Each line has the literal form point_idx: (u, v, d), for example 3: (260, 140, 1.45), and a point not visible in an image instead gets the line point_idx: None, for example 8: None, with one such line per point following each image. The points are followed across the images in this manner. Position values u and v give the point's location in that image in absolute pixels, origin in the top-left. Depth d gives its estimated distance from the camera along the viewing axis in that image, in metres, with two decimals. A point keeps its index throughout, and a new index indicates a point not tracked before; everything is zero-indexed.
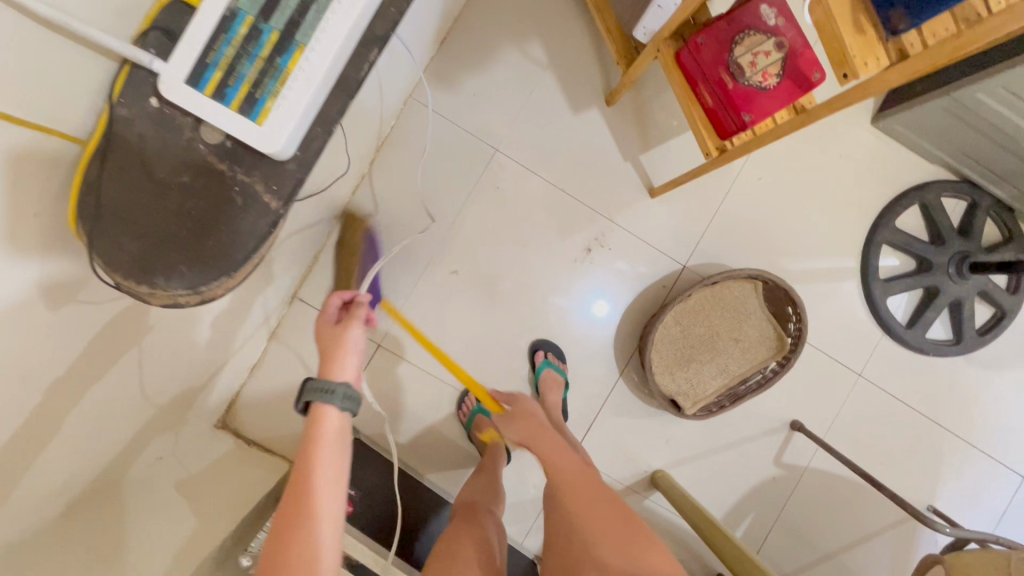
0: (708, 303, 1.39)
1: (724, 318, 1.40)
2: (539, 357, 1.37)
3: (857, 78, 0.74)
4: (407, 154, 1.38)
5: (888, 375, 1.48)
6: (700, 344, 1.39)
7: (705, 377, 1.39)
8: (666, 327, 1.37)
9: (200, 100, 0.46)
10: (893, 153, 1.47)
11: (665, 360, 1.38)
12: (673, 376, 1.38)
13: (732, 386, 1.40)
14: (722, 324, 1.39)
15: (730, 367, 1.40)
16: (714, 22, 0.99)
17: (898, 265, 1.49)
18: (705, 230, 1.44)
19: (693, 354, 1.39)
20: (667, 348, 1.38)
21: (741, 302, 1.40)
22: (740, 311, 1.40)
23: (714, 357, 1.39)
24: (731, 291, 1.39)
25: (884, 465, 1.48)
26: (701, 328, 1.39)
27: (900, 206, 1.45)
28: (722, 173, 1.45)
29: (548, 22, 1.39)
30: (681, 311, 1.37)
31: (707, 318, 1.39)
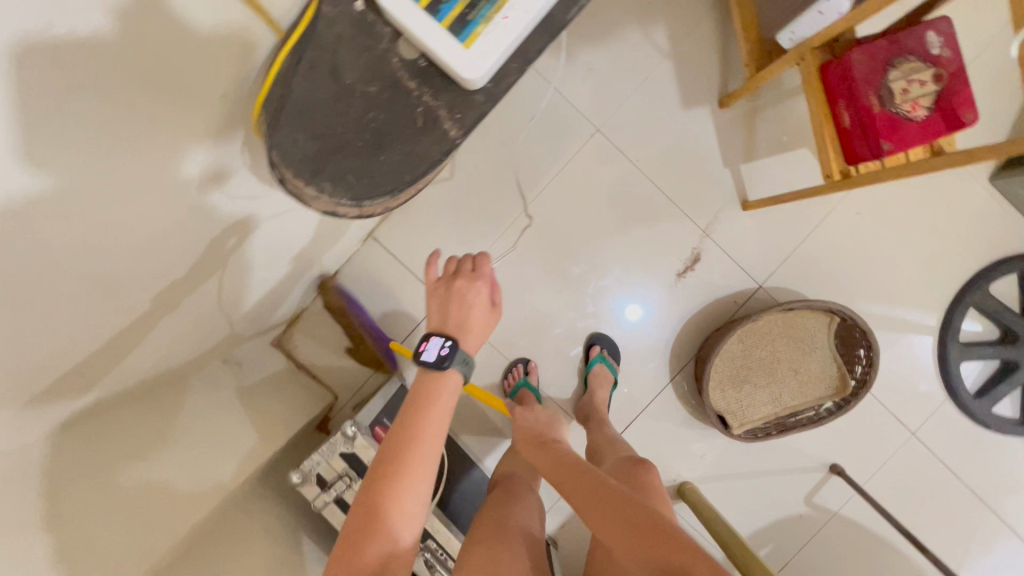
0: (776, 328, 1.35)
1: (789, 346, 1.36)
2: (595, 351, 1.36)
3: None
4: (507, 116, 1.35)
5: (941, 439, 1.44)
6: (759, 367, 1.36)
7: (758, 401, 1.37)
8: (728, 345, 1.34)
9: (414, 10, 0.45)
10: (1003, 216, 1.40)
11: (721, 376, 1.35)
12: (724, 393, 1.35)
13: (783, 415, 1.37)
14: (787, 352, 1.36)
15: (785, 395, 1.37)
16: (871, 40, 0.95)
17: (979, 331, 1.43)
18: (789, 254, 1.40)
19: (751, 375, 1.36)
20: (726, 364, 1.35)
21: (809, 334, 1.36)
22: (806, 343, 1.36)
23: (770, 382, 1.37)
24: (803, 321, 1.35)
25: (917, 528, 1.44)
26: (763, 352, 1.36)
27: (999, 271, 1.37)
28: (820, 201, 1.40)
29: (678, 10, 1.35)
30: (746, 329, 1.34)
31: (773, 342, 1.36)
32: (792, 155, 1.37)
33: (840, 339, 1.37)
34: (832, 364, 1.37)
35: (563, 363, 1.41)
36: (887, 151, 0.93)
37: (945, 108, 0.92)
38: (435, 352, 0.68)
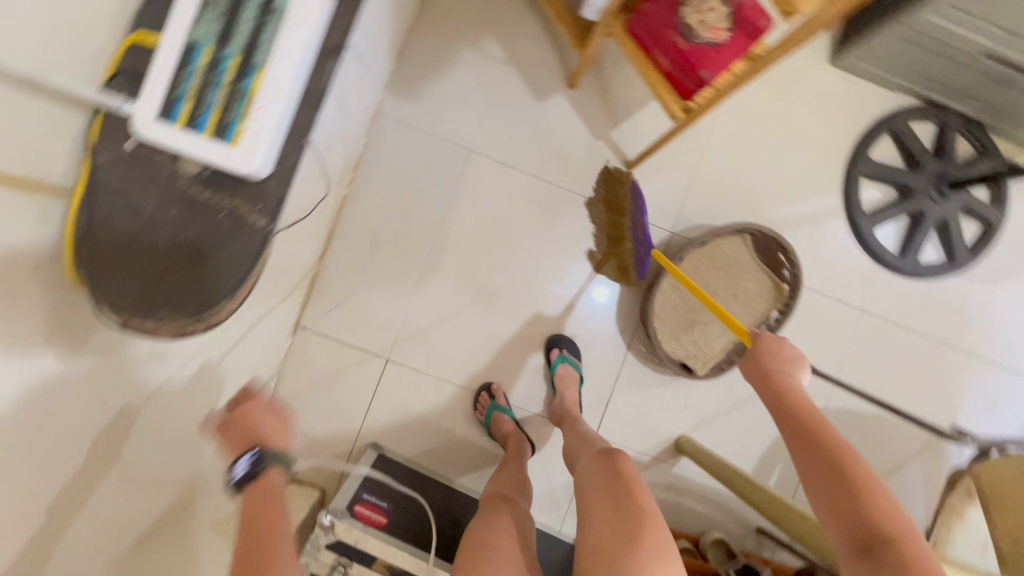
0: (700, 263, 1.40)
1: (719, 275, 1.41)
2: (555, 353, 1.39)
3: None
4: (383, 170, 1.40)
5: (888, 305, 1.50)
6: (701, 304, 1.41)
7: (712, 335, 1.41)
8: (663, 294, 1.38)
9: (176, 133, 0.48)
10: (856, 88, 1.50)
11: (670, 326, 1.39)
12: (680, 341, 1.38)
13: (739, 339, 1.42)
14: (720, 281, 1.41)
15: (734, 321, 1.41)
16: None
17: (881, 196, 1.50)
18: (686, 194, 1.47)
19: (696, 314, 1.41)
20: (670, 313, 1.38)
21: (733, 257, 1.41)
22: (734, 266, 1.41)
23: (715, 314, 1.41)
24: (721, 248, 1.41)
25: (902, 394, 1.50)
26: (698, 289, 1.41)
27: (871, 138, 1.47)
28: (694, 136, 1.47)
29: (499, 18, 1.42)
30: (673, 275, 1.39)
31: (704, 277, 1.41)
32: (651, 106, 1.44)
33: (761, 251, 1.42)
34: (765, 276, 1.42)
35: (524, 374, 1.43)
36: (707, 79, 1.02)
37: (743, 24, 0.96)
38: (245, 466, 0.81)
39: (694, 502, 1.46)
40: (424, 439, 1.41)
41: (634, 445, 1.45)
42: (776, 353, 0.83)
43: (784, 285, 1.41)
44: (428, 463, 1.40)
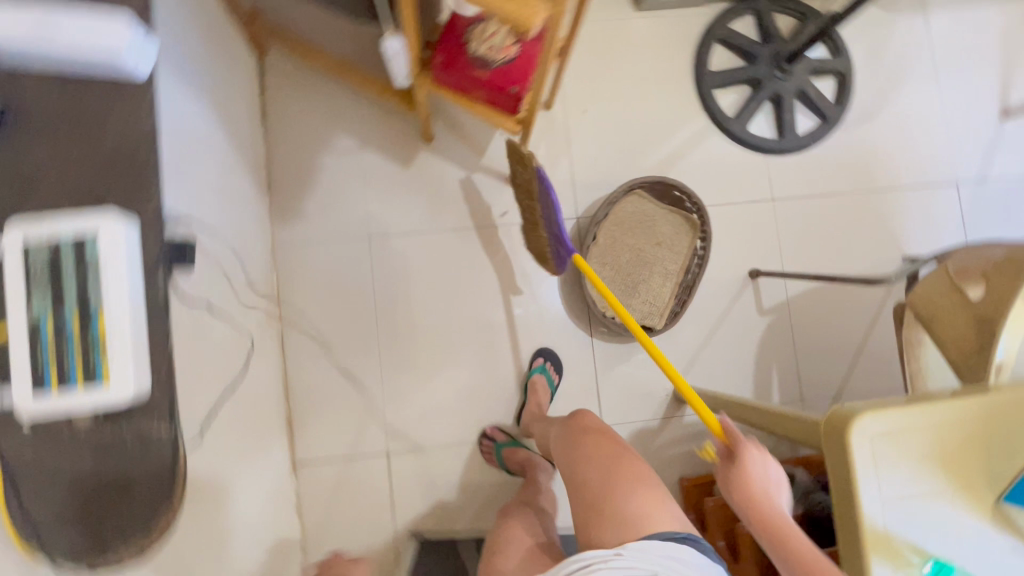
0: (612, 231, 1.49)
1: (635, 233, 1.49)
2: (540, 360, 1.48)
3: None
4: (303, 293, 1.47)
5: (793, 184, 1.58)
6: (631, 266, 1.49)
7: (655, 287, 1.49)
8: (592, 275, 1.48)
9: (54, 399, 0.54)
10: (669, 19, 1.60)
11: (613, 298, 1.48)
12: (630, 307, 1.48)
13: (681, 279, 1.49)
14: (638, 238, 1.50)
15: (668, 266, 1.50)
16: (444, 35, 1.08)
17: (738, 96, 1.59)
18: (573, 180, 1.55)
19: (632, 276, 1.49)
20: (607, 288, 1.48)
21: (639, 213, 1.50)
22: (644, 219, 1.50)
23: (649, 268, 1.49)
24: (625, 210, 1.49)
25: (846, 251, 1.57)
26: (622, 254, 1.49)
27: (704, 53, 1.57)
28: (556, 128, 1.56)
29: (339, 116, 1.51)
30: (595, 253, 1.48)
31: (622, 242, 1.49)
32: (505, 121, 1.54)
33: (661, 196, 1.51)
34: (674, 215, 1.50)
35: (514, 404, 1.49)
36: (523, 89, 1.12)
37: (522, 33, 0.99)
38: None
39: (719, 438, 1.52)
40: (458, 505, 1.46)
41: (642, 414, 1.51)
42: (755, 484, 0.82)
43: (693, 215, 1.49)
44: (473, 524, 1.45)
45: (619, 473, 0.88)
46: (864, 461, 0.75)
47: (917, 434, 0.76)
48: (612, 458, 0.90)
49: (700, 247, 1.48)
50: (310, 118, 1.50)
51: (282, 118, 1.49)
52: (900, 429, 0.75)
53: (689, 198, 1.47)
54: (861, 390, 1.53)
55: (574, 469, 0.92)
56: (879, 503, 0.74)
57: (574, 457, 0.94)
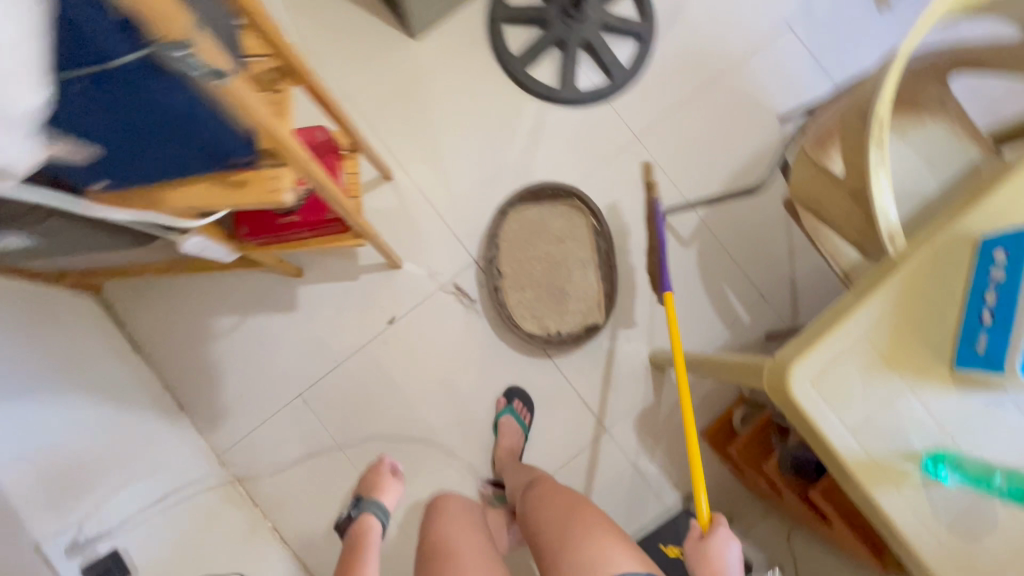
0: (513, 255, 1.46)
1: (534, 244, 1.47)
2: (505, 402, 1.44)
3: (289, 204, 0.71)
4: (270, 480, 1.42)
5: (647, 111, 1.55)
6: (548, 275, 1.47)
7: (580, 281, 1.47)
8: (518, 305, 1.45)
9: None
10: (449, 28, 1.54)
11: (549, 313, 1.46)
12: (568, 313, 1.46)
13: (597, 258, 1.48)
14: (539, 246, 1.47)
15: (580, 254, 1.48)
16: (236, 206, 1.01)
17: (553, 61, 1.55)
18: (453, 228, 1.51)
19: (554, 283, 1.47)
20: (538, 307, 1.46)
21: (526, 224, 1.47)
22: (534, 226, 1.47)
23: (565, 267, 1.47)
24: (512, 229, 1.47)
25: (728, 143, 1.55)
26: (534, 269, 1.47)
27: (498, 43, 1.52)
28: (409, 191, 1.51)
29: (206, 301, 1.45)
30: (509, 284, 1.45)
31: (527, 258, 1.47)
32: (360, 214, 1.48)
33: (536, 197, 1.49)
34: (558, 206, 1.48)
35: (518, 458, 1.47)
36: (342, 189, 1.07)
37: None
38: None
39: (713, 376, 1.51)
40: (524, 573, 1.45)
41: (636, 396, 1.50)
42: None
43: (574, 199, 1.47)
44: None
45: (576, 520, 0.92)
46: (815, 404, 0.73)
47: (851, 350, 0.73)
48: (572, 510, 0.95)
49: (597, 222, 1.47)
50: (179, 319, 1.43)
51: (156, 336, 1.43)
52: (833, 356, 0.73)
53: (560, 186, 1.45)
54: (809, 259, 1.54)
55: (538, 525, 0.97)
56: (848, 434, 0.73)
57: (540, 514, 0.99)
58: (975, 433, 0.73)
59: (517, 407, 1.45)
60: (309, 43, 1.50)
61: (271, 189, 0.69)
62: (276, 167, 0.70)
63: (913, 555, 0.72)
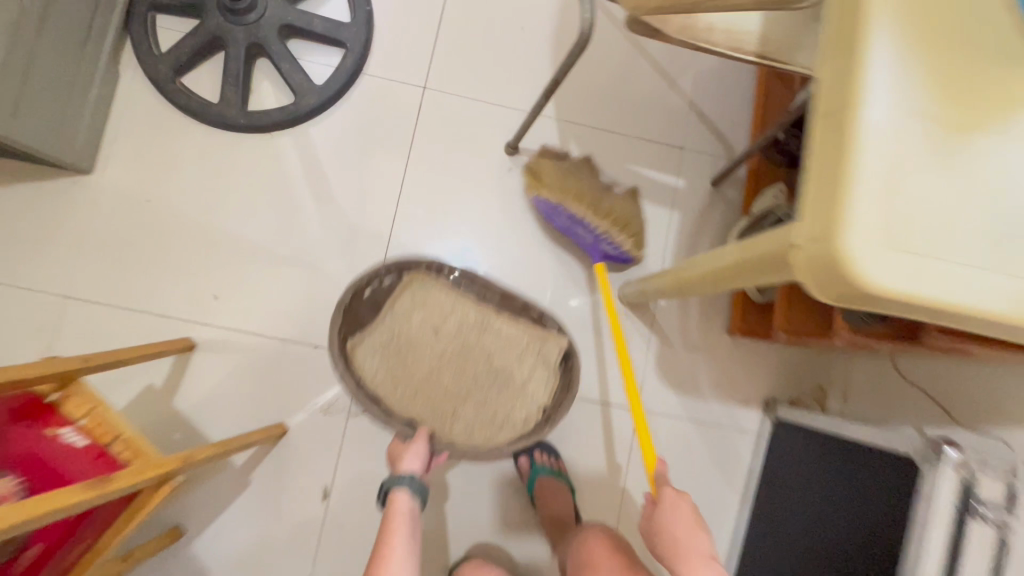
0: (411, 393, 1.05)
1: (419, 360, 1.06)
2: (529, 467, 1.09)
3: None
4: None
5: (414, 53, 1.18)
6: (467, 375, 1.07)
7: (502, 340, 1.09)
8: (477, 430, 1.06)
9: None
10: (124, 131, 1.11)
11: (516, 404, 1.06)
12: (522, 369, 1.08)
13: (488, 302, 1.10)
14: (426, 359, 1.07)
15: (471, 320, 1.09)
16: None
17: (269, 77, 1.14)
18: (312, 339, 1.11)
19: (484, 373, 1.07)
20: (497, 422, 1.06)
21: (384, 352, 1.06)
22: (398, 345, 1.07)
23: (472, 346, 1.08)
24: (382, 378, 1.05)
25: (522, 21, 1.20)
26: (446, 380, 1.06)
27: (191, 103, 1.10)
28: (230, 341, 1.09)
29: None
30: (437, 423, 1.05)
31: (429, 378, 1.06)
32: (197, 410, 1.07)
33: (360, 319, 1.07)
34: (397, 308, 1.08)
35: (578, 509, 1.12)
36: (83, 445, 0.68)
37: None
38: None
39: None
40: None
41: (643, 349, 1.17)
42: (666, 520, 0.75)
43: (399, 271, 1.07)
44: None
45: None
46: (912, 263, 0.39)
47: (901, 141, 0.39)
48: None
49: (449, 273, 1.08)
50: None
51: None
52: (891, 170, 0.39)
53: (372, 282, 1.06)
54: (692, 75, 1.23)
55: None
56: (998, 275, 0.39)
57: None
58: None
59: (544, 460, 1.10)
60: None
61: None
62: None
63: None
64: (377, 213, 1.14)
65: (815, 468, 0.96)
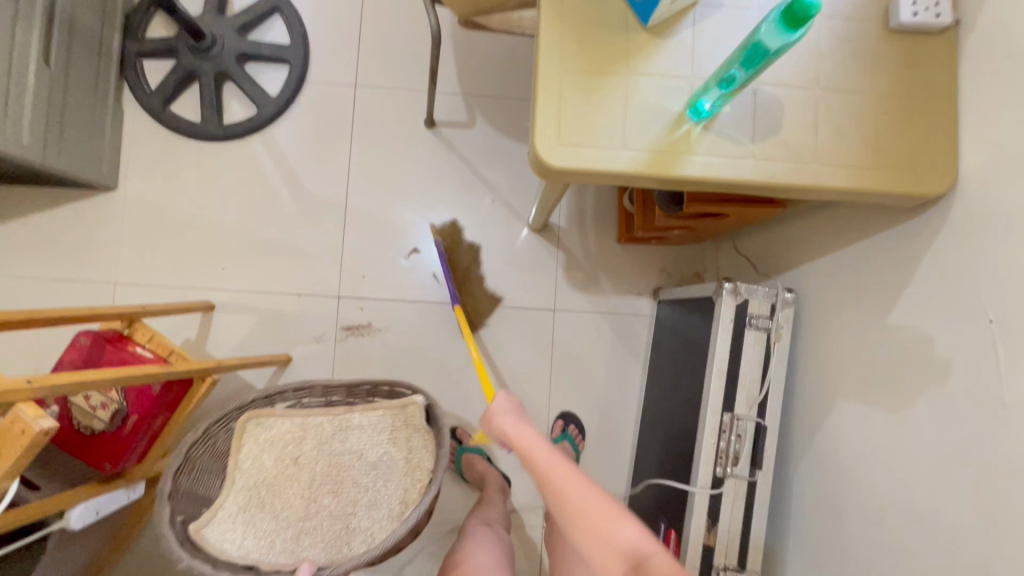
0: (294, 537, 1.08)
1: (287, 496, 1.12)
2: (561, 427, 1.43)
3: (41, 445, 0.67)
4: None
5: (342, 59, 1.49)
6: (343, 488, 1.13)
7: (362, 437, 1.17)
8: (377, 528, 1.10)
9: None
10: (135, 154, 1.45)
11: (406, 483, 1.14)
12: (396, 446, 1.16)
13: (336, 407, 1.18)
14: (294, 492, 1.12)
15: (327, 430, 1.17)
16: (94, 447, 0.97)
17: (235, 96, 1.47)
18: (299, 292, 1.46)
19: (359, 475, 1.14)
20: (390, 499, 1.12)
21: (247, 516, 1.09)
22: (260, 501, 1.11)
23: (339, 457, 1.15)
24: (269, 525, 1.09)
25: (424, 21, 1.51)
26: (325, 501, 1.12)
27: (180, 125, 1.44)
28: (239, 300, 1.45)
29: None
30: (334, 541, 1.09)
31: (308, 510, 1.11)
32: (226, 354, 1.44)
33: (205, 504, 1.09)
34: (241, 459, 1.13)
35: (518, 392, 1.46)
36: (153, 355, 1.04)
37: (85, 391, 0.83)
38: None
39: (590, 191, 1.50)
40: (609, 460, 1.46)
41: (554, 263, 1.49)
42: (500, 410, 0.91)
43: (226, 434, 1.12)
44: (633, 443, 1.47)
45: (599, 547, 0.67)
46: (575, 152, 0.71)
47: (563, 87, 0.71)
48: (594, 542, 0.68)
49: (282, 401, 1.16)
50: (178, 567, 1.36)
51: None
52: (558, 100, 0.71)
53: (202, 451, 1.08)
54: None
55: None
56: (626, 150, 0.71)
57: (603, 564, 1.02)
58: (704, 56, 0.73)
59: (573, 431, 1.42)
60: (43, 273, 1.41)
61: (22, 432, 0.66)
62: (9, 413, 0.67)
63: (753, 187, 0.73)
64: (334, 188, 1.48)
65: (677, 325, 1.30)
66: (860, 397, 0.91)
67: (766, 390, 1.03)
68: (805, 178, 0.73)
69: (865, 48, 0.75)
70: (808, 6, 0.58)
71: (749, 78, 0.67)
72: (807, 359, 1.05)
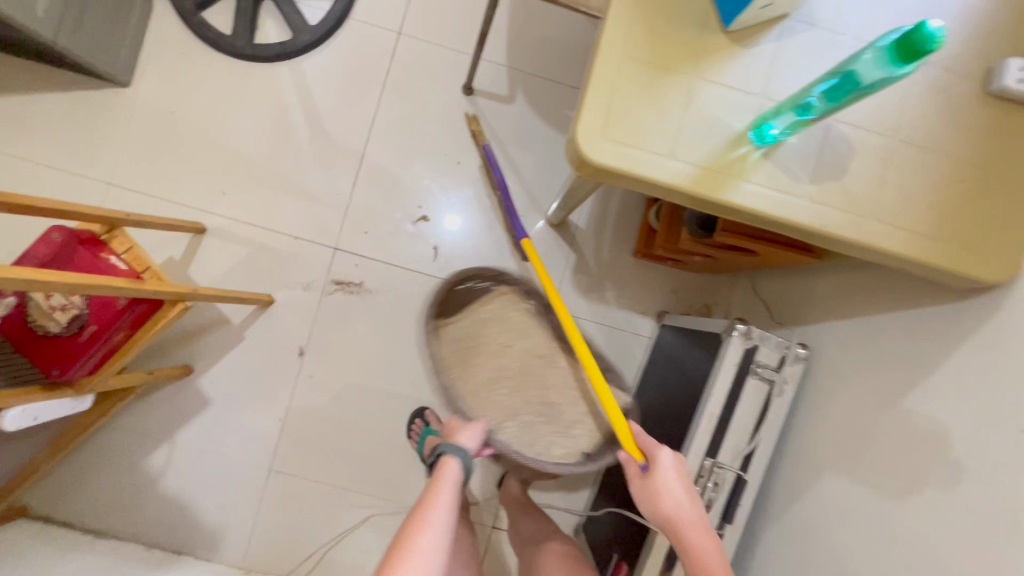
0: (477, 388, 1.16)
1: (477, 361, 1.19)
2: None
3: None
4: (304, 556, 1.34)
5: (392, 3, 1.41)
6: (519, 394, 1.16)
7: (552, 377, 1.18)
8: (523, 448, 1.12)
9: None
10: (156, 54, 1.37)
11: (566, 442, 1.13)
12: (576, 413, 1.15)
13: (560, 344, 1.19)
14: (486, 364, 1.18)
15: (539, 348, 1.20)
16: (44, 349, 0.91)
17: (272, 16, 1.39)
18: (296, 234, 1.39)
19: (539, 406, 1.16)
20: (535, 417, 1.14)
21: (458, 351, 1.19)
22: (475, 351, 1.19)
23: (529, 369, 1.18)
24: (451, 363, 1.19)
25: None
26: (504, 390, 1.17)
27: (209, 34, 1.36)
28: (233, 230, 1.38)
29: (124, 448, 1.31)
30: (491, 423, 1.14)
31: (495, 378, 1.17)
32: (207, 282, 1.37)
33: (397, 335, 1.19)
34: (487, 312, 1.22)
35: None
36: (126, 268, 0.97)
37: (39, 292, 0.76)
38: None
39: (617, 197, 1.43)
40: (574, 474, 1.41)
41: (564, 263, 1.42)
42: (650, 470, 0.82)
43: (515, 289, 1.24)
44: None
45: None
46: (618, 150, 0.64)
47: (622, 77, 0.64)
48: None
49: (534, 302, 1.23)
50: (113, 487, 1.31)
51: (100, 515, 1.30)
52: (612, 89, 0.64)
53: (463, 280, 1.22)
54: None
55: None
56: (672, 161, 0.64)
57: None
58: (779, 76, 0.66)
59: None
60: (35, 158, 1.33)
61: None
62: None
63: (800, 231, 0.66)
64: (355, 135, 1.40)
65: (676, 355, 1.24)
66: (854, 475, 0.85)
67: (754, 444, 0.98)
68: (860, 235, 0.66)
69: (955, 107, 0.68)
70: (929, 40, 0.50)
71: (829, 110, 0.60)
72: (804, 421, 0.99)
